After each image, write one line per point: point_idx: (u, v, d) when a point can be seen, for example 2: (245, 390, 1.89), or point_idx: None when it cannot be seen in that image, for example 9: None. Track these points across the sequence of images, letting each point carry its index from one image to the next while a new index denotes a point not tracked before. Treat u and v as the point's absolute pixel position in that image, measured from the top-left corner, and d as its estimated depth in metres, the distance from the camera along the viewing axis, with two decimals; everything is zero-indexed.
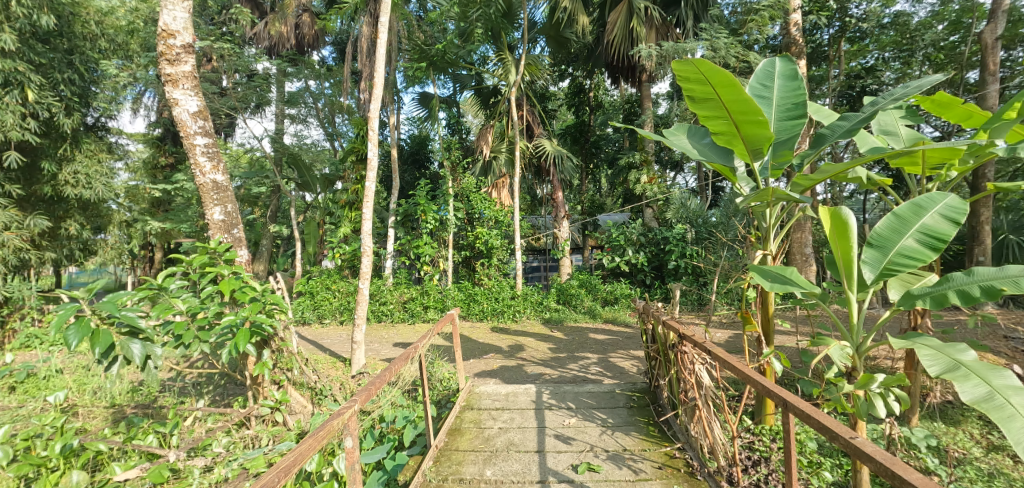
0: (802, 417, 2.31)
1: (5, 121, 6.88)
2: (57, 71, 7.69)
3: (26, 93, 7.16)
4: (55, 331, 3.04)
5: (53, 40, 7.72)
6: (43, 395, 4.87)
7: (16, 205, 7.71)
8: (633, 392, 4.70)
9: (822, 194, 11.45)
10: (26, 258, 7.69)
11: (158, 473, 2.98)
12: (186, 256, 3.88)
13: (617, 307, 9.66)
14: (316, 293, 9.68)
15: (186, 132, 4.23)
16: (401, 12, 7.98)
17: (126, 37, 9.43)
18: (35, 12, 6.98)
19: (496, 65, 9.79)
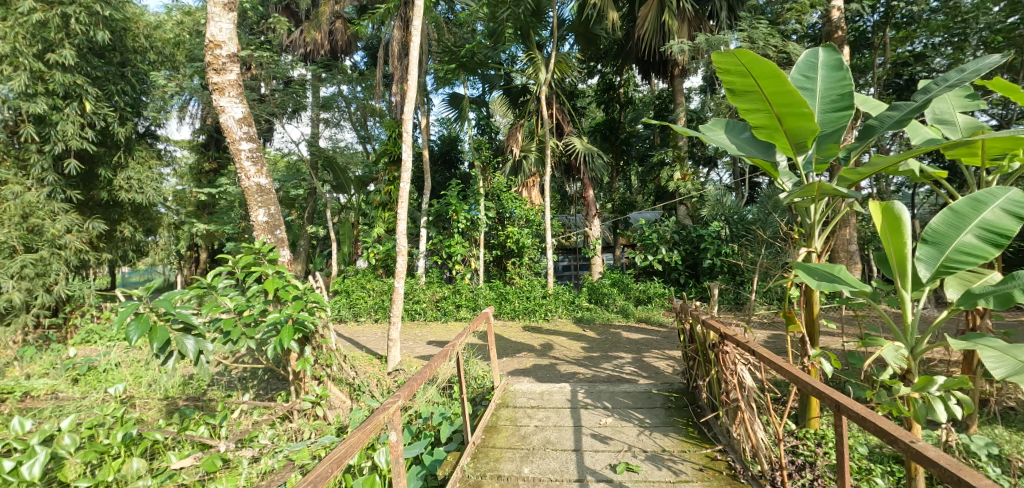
0: (857, 420, 2.20)
1: (65, 132, 7.38)
2: (112, 83, 8.13)
3: (84, 105, 7.65)
4: (118, 327, 3.26)
5: (108, 54, 8.15)
6: (102, 386, 5.16)
7: (76, 209, 8.21)
8: (670, 393, 4.60)
9: (867, 188, 10.92)
10: (86, 259, 8.19)
11: (212, 462, 3.13)
12: (232, 257, 4.04)
13: (651, 307, 9.49)
14: (352, 292, 9.93)
15: (232, 138, 4.40)
16: (432, 16, 8.08)
17: (172, 50, 9.93)
18: (92, 28, 7.43)
19: (526, 65, 9.78)
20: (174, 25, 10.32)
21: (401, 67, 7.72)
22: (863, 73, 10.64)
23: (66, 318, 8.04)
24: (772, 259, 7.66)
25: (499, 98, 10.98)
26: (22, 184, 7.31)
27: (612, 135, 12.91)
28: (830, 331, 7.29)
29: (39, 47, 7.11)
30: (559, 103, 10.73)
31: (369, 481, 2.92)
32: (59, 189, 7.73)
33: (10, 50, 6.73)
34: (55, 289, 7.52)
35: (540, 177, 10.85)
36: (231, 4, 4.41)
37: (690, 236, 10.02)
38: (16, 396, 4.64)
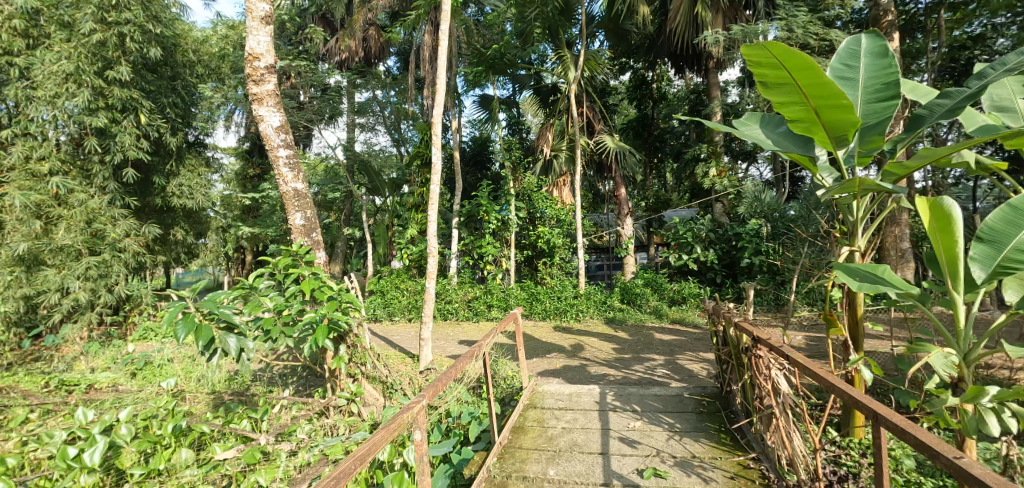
0: (896, 433, 2.06)
1: (123, 143, 7.95)
2: (164, 97, 8.69)
3: (139, 117, 8.20)
4: (167, 325, 3.50)
5: (160, 69, 8.65)
6: (157, 380, 5.53)
7: (134, 215, 8.80)
8: (703, 397, 4.49)
9: (922, 181, 10.24)
10: (143, 261, 8.76)
11: (252, 454, 3.29)
12: (273, 258, 4.25)
13: (686, 308, 9.27)
14: (386, 292, 10.23)
15: (271, 145, 4.61)
16: (461, 19, 8.18)
17: (218, 62, 10.53)
18: (145, 46, 7.95)
19: (556, 64, 9.75)
20: (219, 38, 10.85)
21: (432, 71, 7.89)
22: (917, 58, 9.97)
23: (125, 316, 8.62)
24: (815, 258, 7.30)
25: (530, 97, 10.97)
26: (86, 192, 7.83)
27: (644, 131, 12.65)
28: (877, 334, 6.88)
29: (101, 66, 7.64)
30: (590, 101, 10.63)
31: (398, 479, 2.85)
32: (118, 196, 8.29)
33: (73, 69, 7.28)
34: (116, 289, 8.10)
35: (571, 176, 10.80)
36: (268, 18, 4.61)
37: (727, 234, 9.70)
38: (81, 388, 5.03)
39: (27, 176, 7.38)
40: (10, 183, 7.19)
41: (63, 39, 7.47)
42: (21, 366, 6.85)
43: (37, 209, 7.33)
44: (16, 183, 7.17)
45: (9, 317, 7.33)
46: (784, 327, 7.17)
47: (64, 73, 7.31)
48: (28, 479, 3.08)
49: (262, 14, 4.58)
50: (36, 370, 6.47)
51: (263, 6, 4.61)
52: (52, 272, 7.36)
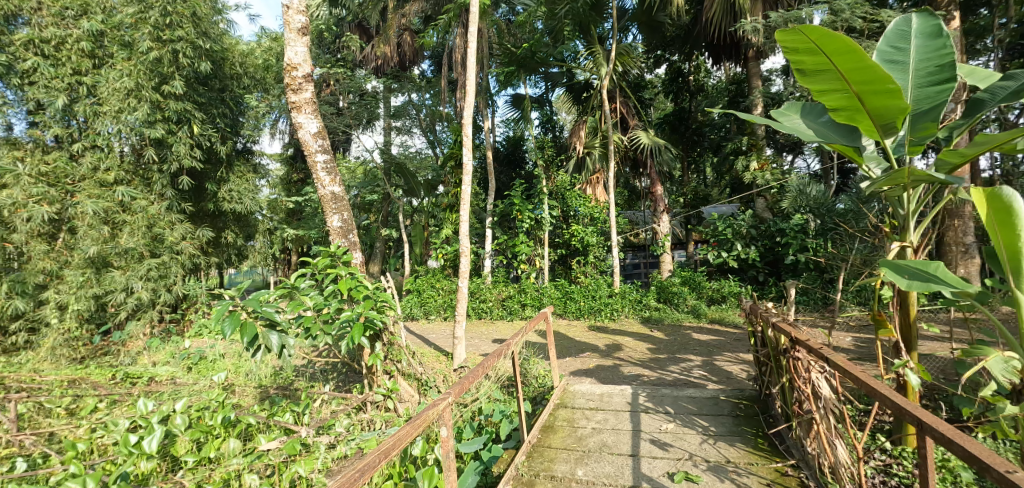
0: (942, 443, 1.83)
1: (179, 152, 8.52)
2: (215, 108, 9.26)
3: (192, 128, 8.77)
4: (216, 322, 3.75)
5: (211, 82, 9.20)
6: (209, 375, 5.88)
7: (189, 220, 9.42)
8: (740, 400, 4.42)
9: (990, 170, 9.48)
10: (199, 262, 9.37)
11: (292, 446, 3.40)
12: (314, 259, 4.49)
13: (727, 307, 8.97)
14: (423, 291, 10.56)
15: (309, 151, 4.82)
16: (491, 19, 8.24)
17: (262, 73, 11.10)
18: (196, 60, 8.48)
19: (588, 60, 9.68)
20: (263, 50, 11.41)
21: (465, 74, 8.02)
22: (984, 36, 9.22)
23: (182, 314, 9.19)
24: (866, 254, 6.88)
25: (563, 95, 10.95)
26: (147, 199, 8.44)
27: (680, 124, 12.31)
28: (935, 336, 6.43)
29: (156, 81, 8.18)
30: (624, 96, 10.52)
31: (427, 473, 2.89)
32: (175, 202, 8.92)
33: (134, 85, 7.88)
34: (174, 289, 8.71)
35: (605, 173, 10.68)
36: (304, 29, 4.82)
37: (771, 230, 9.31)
38: (143, 381, 5.42)
39: (95, 185, 8.08)
40: (82, 191, 7.95)
41: (125, 58, 8.16)
42: (94, 358, 7.73)
43: (105, 216, 7.99)
44: (87, 191, 7.90)
45: (82, 314, 7.87)
46: (831, 328, 6.83)
47: (126, 89, 7.91)
48: (97, 464, 3.36)
49: (298, 25, 4.79)
50: (107, 363, 7.44)
51: (300, 18, 4.82)
52: (117, 273, 8.02)
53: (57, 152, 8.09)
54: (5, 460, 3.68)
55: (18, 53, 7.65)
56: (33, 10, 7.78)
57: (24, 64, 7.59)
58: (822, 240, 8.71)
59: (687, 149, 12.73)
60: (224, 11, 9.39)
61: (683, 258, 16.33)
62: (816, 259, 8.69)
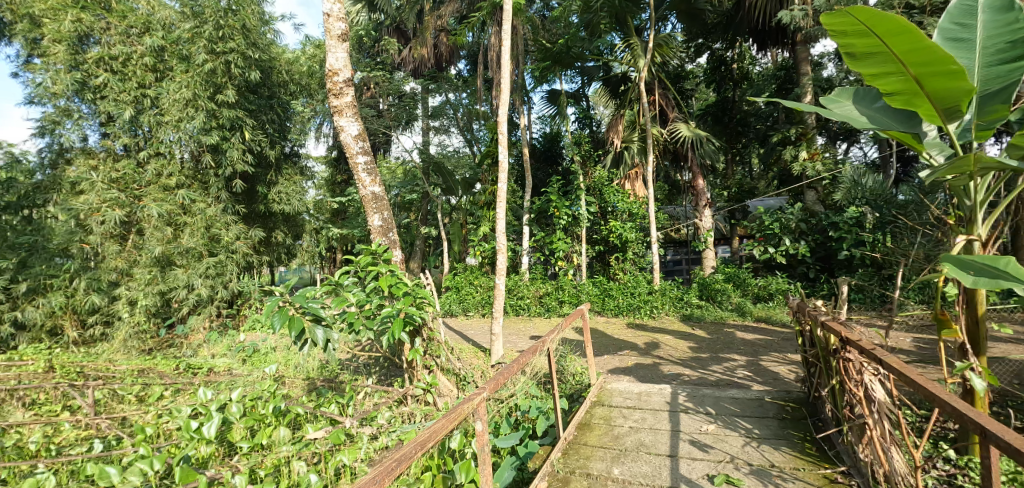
0: (1008, 453, 1.67)
1: (232, 158, 9.04)
2: (264, 114, 9.77)
3: (244, 134, 9.29)
4: (266, 317, 3.97)
5: (261, 90, 9.73)
6: (261, 366, 6.22)
7: (242, 221, 10.00)
8: (786, 402, 4.29)
9: None
10: (252, 261, 9.92)
11: (337, 435, 3.52)
12: (356, 257, 4.68)
13: (773, 305, 8.65)
14: (461, 287, 10.91)
15: (350, 153, 5.03)
16: (526, 16, 8.24)
17: (307, 80, 11.59)
18: (247, 70, 8.97)
19: (625, 52, 9.51)
20: (308, 57, 11.90)
21: (500, 73, 8.07)
22: None
23: (238, 309, 9.74)
24: (927, 248, 6.44)
25: (600, 89, 10.82)
26: (205, 201, 9.05)
27: (724, 115, 11.89)
28: (1006, 337, 5.96)
29: (211, 90, 8.70)
30: (663, 88, 10.27)
31: (465, 467, 2.95)
32: (229, 205, 9.48)
33: (192, 95, 8.43)
34: (230, 286, 9.29)
35: (643, 167, 10.48)
36: (344, 35, 5.00)
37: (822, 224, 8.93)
38: (203, 371, 5.83)
39: (160, 190, 8.74)
40: (148, 196, 8.59)
41: (183, 70, 8.62)
42: (160, 350, 8.59)
43: (169, 218, 8.62)
44: (152, 196, 8.54)
45: (150, 309, 8.49)
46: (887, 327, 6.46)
47: (185, 100, 8.45)
48: (163, 446, 3.68)
49: (338, 32, 4.98)
50: (173, 354, 8.10)
51: (341, 26, 5.01)
52: (180, 272, 8.65)
53: (126, 160, 8.72)
54: (86, 440, 4.10)
55: (90, 70, 8.28)
56: (102, 30, 8.42)
57: (97, 81, 8.25)
58: (879, 235, 8.25)
59: (731, 140, 12.29)
60: (271, 22, 9.88)
61: (728, 253, 15.84)
62: (873, 254, 8.25)
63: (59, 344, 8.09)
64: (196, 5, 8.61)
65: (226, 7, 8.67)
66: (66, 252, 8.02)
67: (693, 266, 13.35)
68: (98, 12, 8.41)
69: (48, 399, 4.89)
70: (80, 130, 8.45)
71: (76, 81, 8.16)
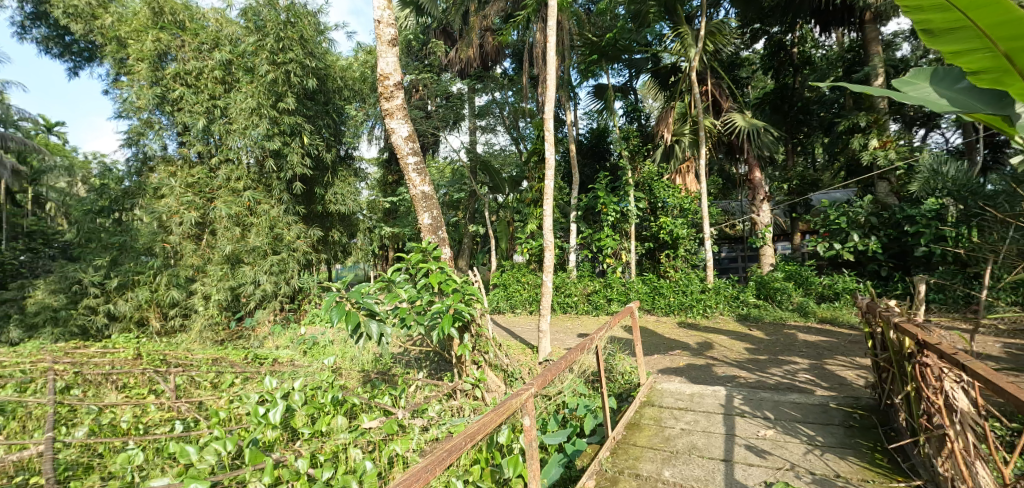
0: None
1: (292, 162, 9.59)
2: (320, 120, 10.33)
3: (303, 139, 9.85)
4: (325, 312, 4.22)
5: (317, 97, 10.27)
6: (320, 358, 6.59)
7: (303, 220, 10.59)
8: (854, 410, 4.01)
9: None
10: (311, 259, 10.50)
11: (391, 425, 3.70)
12: (407, 255, 4.86)
13: (839, 305, 8.12)
14: (509, 285, 11.13)
15: (401, 154, 5.21)
16: (570, 10, 8.16)
17: (360, 85, 12.07)
18: (304, 78, 9.52)
19: (674, 42, 9.21)
20: (360, 63, 12.37)
21: (545, 69, 8.04)
22: None
23: (299, 304, 10.33)
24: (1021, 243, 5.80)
25: (649, 81, 10.51)
26: (269, 203, 9.64)
27: (783, 103, 11.26)
28: None
29: (273, 99, 9.28)
30: (716, 77, 9.89)
31: (513, 461, 2.98)
32: (290, 205, 10.06)
33: (256, 104, 9.02)
34: (292, 282, 9.87)
35: (696, 160, 10.09)
36: (394, 40, 5.19)
37: (895, 218, 8.35)
38: (269, 361, 6.26)
39: (229, 193, 9.37)
40: (219, 198, 9.27)
41: (248, 81, 9.25)
42: (231, 341, 9.32)
43: (238, 219, 9.29)
44: (222, 198, 9.20)
45: (222, 303, 9.19)
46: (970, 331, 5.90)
47: (250, 109, 9.06)
48: (234, 430, 4.01)
49: (389, 37, 5.17)
50: (241, 345, 8.80)
51: (390, 31, 5.20)
52: (248, 268, 9.31)
53: (199, 166, 9.44)
54: (168, 421, 4.55)
55: (169, 85, 9.09)
56: (178, 48, 9.21)
57: (174, 94, 9.03)
58: (964, 229, 7.54)
59: (792, 130, 11.61)
60: (326, 32, 10.38)
61: (790, 251, 14.79)
62: (957, 250, 7.56)
63: (146, 333, 9.12)
64: (258, 20, 9.23)
65: (286, 20, 9.25)
66: (151, 251, 9.01)
67: (750, 264, 12.76)
68: (174, 31, 9.20)
69: (136, 382, 5.47)
70: (161, 140, 9.28)
71: (156, 95, 9.01)
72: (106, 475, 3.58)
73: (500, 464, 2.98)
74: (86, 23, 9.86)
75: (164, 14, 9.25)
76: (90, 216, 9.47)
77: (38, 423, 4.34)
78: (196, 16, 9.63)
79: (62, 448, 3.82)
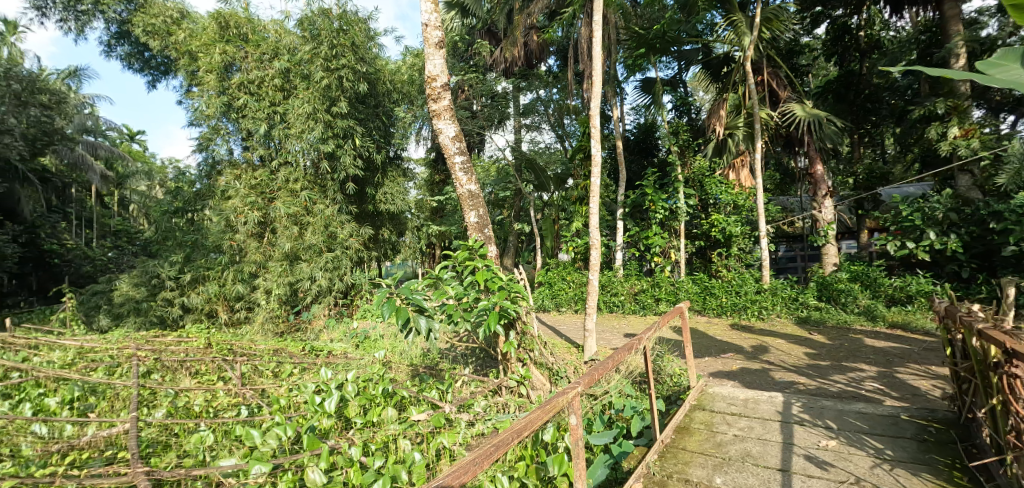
0: None
1: (345, 163, 10.03)
2: (370, 122, 10.74)
3: (355, 141, 10.28)
4: (378, 306, 4.36)
5: (368, 100, 10.67)
6: (371, 351, 6.88)
7: (355, 219, 11.05)
8: (929, 423, 3.67)
9: None
10: (363, 256, 10.93)
11: (438, 418, 3.78)
12: (454, 252, 4.94)
13: (912, 309, 7.49)
14: (554, 283, 11.19)
15: (448, 154, 5.32)
16: (617, 3, 8.00)
17: (408, 87, 12.41)
18: (355, 82, 9.94)
19: (727, 30, 8.85)
20: (409, 66, 12.73)
21: (590, 65, 7.92)
22: None
23: (352, 299, 10.79)
24: None
25: (700, 73, 10.13)
26: (324, 202, 10.13)
27: (849, 92, 10.58)
28: None
29: (327, 104, 9.71)
30: (773, 66, 9.53)
31: (558, 460, 2.94)
32: (343, 205, 10.52)
33: (312, 109, 9.49)
34: (346, 278, 10.33)
35: (750, 154, 9.73)
36: (441, 43, 5.31)
37: (980, 214, 7.60)
38: (324, 353, 6.60)
39: (288, 194, 9.92)
40: (279, 199, 9.84)
41: (305, 88, 9.72)
42: (291, 333, 9.89)
43: (296, 218, 9.83)
44: (282, 199, 9.77)
45: (282, 297, 9.76)
46: None
47: (307, 114, 9.54)
48: (292, 416, 4.25)
49: (436, 40, 5.28)
50: (299, 337, 9.32)
51: (438, 34, 5.32)
52: (305, 265, 9.83)
53: (262, 169, 10.05)
54: (235, 406, 4.90)
55: (234, 94, 9.76)
56: (242, 58, 9.83)
57: (239, 102, 9.66)
58: None
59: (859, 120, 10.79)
60: (376, 37, 10.77)
61: (856, 249, 14.79)
62: None
63: (216, 324, 9.87)
64: (314, 29, 9.72)
65: (338, 28, 9.71)
66: (219, 248, 9.71)
67: (812, 263, 12.07)
68: (239, 43, 9.84)
69: (206, 369, 5.94)
70: (227, 145, 9.98)
71: (223, 104, 9.72)
72: (180, 453, 3.90)
73: (545, 461, 2.94)
74: (162, 39, 10.78)
75: (229, 28, 9.92)
76: (167, 217, 10.32)
77: (124, 403, 4.80)
78: (258, 28, 10.23)
79: (145, 426, 4.22)
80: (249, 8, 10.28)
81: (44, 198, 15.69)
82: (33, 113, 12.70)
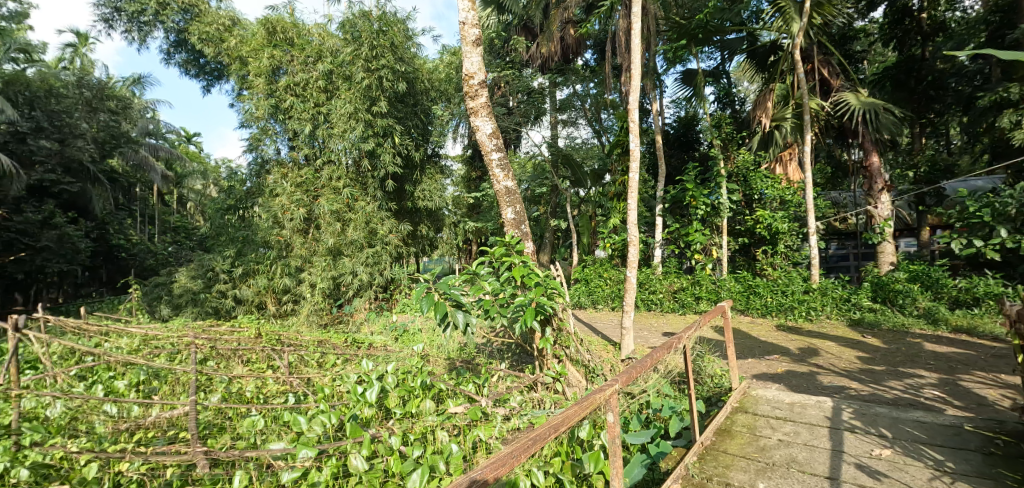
0: None
1: (385, 161, 10.33)
2: (409, 120, 10.97)
3: (394, 139, 10.55)
4: (417, 300, 4.45)
5: (407, 99, 10.91)
6: (409, 344, 7.06)
7: (394, 216, 11.33)
8: (996, 435, 3.40)
9: None
10: (402, 251, 11.21)
11: (474, 411, 3.83)
12: (491, 248, 4.97)
13: (979, 312, 6.94)
14: (590, 279, 11.10)
15: (486, 150, 5.36)
16: None
17: (446, 85, 12.57)
18: (394, 82, 10.19)
19: (774, 17, 8.45)
20: (446, 65, 12.89)
21: (628, 58, 7.75)
22: None
23: (391, 294, 11.10)
24: None
25: (746, 62, 9.73)
26: (365, 200, 10.45)
27: (909, 79, 10.10)
28: None
29: (368, 103, 10.00)
30: (826, 54, 9.03)
31: (594, 457, 2.91)
32: (383, 202, 10.82)
33: (354, 109, 9.81)
34: (386, 273, 10.64)
35: (800, 147, 9.32)
36: (478, 40, 5.35)
37: None
38: (364, 345, 6.81)
39: (331, 191, 10.27)
40: (322, 196, 10.20)
41: (347, 88, 10.03)
42: (334, 324, 10.28)
43: (338, 215, 10.18)
44: (326, 196, 10.14)
45: (326, 291, 10.16)
46: None
47: (348, 114, 9.87)
48: (336, 404, 4.41)
49: (473, 37, 5.32)
50: (341, 329, 9.69)
51: (474, 32, 5.36)
52: (348, 260, 10.19)
53: (307, 167, 10.45)
54: (283, 393, 5.16)
55: (282, 96, 10.20)
56: (288, 62, 10.25)
57: (286, 104, 10.09)
58: None
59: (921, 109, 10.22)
60: (414, 37, 10.97)
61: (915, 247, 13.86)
62: None
63: (266, 315, 10.38)
64: (355, 31, 10.00)
65: (378, 29, 9.98)
66: (268, 244, 10.19)
67: (867, 262, 11.40)
68: (285, 47, 10.26)
69: (256, 358, 6.26)
70: (275, 145, 10.45)
71: (271, 106, 10.15)
72: (234, 436, 4.16)
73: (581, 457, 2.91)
74: (216, 46, 11.39)
75: (277, 33, 10.37)
76: (220, 214, 10.92)
77: (183, 387, 5.15)
78: (303, 32, 10.59)
79: (203, 409, 4.52)
80: (294, 13, 10.68)
81: (112, 197, 16.84)
82: (103, 118, 14.01)
